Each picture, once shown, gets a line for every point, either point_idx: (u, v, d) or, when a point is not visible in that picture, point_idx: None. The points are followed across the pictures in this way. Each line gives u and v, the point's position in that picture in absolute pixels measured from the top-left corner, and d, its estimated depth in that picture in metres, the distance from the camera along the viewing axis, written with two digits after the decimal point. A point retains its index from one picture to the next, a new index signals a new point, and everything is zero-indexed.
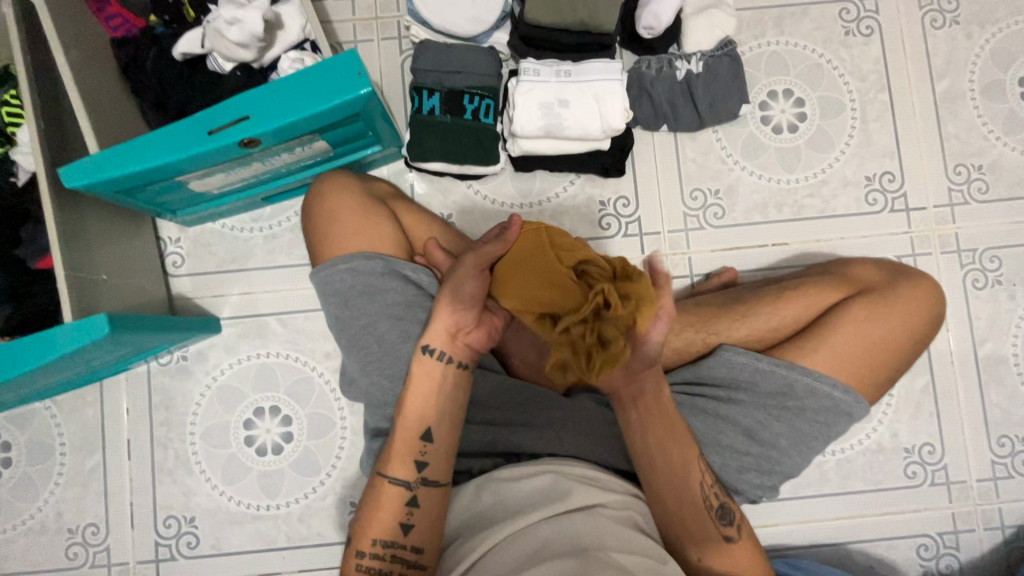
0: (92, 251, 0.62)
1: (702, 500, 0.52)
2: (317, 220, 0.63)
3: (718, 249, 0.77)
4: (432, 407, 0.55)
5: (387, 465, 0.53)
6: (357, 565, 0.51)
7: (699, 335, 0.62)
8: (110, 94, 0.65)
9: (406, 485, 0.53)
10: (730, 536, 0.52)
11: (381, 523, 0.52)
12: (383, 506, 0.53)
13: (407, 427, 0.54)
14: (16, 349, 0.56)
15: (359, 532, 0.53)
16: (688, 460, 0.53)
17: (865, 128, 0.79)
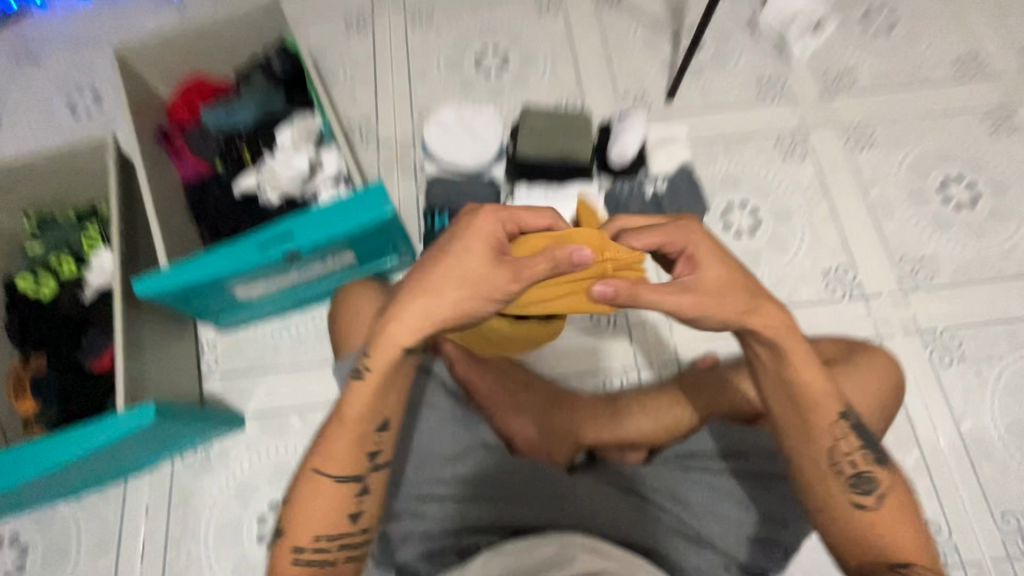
0: (143, 351, 0.71)
1: (830, 466, 0.56)
2: (344, 319, 0.73)
3: (701, 337, 0.85)
4: (385, 400, 0.55)
5: (331, 458, 0.54)
6: (295, 559, 0.53)
7: (685, 411, 0.70)
8: (177, 222, 0.79)
9: (356, 479, 0.54)
10: (864, 505, 0.55)
11: (323, 515, 0.53)
12: (325, 502, 0.54)
13: (357, 419, 0.54)
14: (72, 435, 0.62)
15: (299, 529, 0.53)
16: (824, 418, 0.56)
17: (813, 230, 0.92)
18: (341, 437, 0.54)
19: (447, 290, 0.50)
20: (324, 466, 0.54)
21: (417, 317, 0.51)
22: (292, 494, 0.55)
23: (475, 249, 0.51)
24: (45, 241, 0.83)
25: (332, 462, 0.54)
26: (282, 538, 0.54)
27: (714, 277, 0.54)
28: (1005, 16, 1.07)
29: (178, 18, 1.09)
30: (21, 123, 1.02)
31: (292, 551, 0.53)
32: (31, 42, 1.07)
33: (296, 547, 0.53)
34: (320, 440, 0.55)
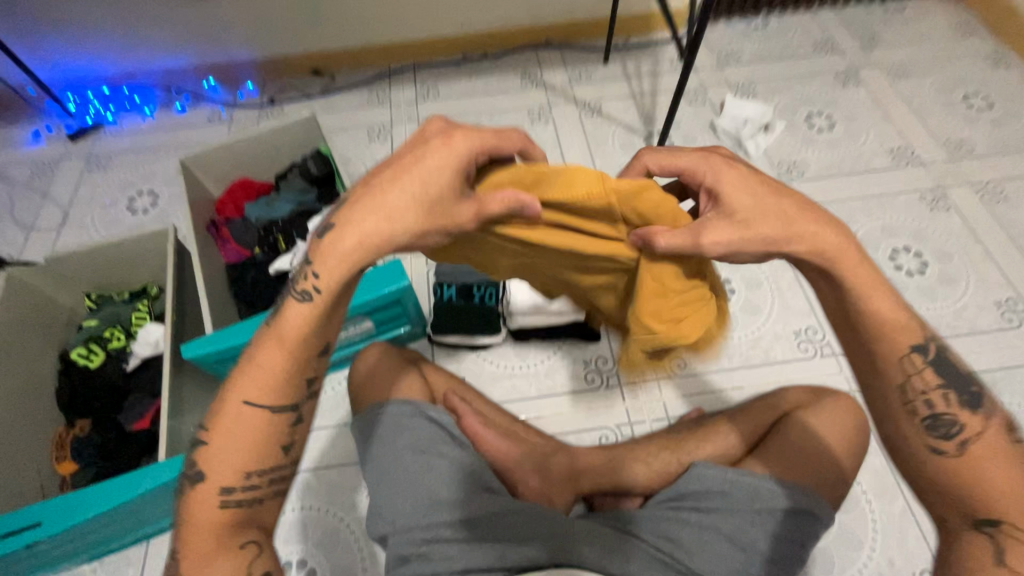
0: (179, 410, 0.78)
1: (901, 406, 0.49)
2: (362, 381, 0.81)
3: (688, 394, 0.93)
4: (324, 326, 0.52)
5: (262, 387, 0.51)
6: (224, 500, 0.51)
7: (674, 456, 0.75)
8: (219, 299, 0.91)
9: (291, 408, 0.52)
10: (945, 451, 0.47)
11: (252, 447, 0.51)
12: (256, 432, 0.51)
13: (291, 342, 0.52)
14: (106, 488, 0.68)
15: (225, 466, 0.51)
16: (893, 351, 0.49)
17: (782, 295, 1.03)
18: (275, 364, 0.51)
19: (393, 207, 0.48)
20: (254, 396, 0.51)
21: (369, 235, 0.49)
22: (212, 423, 0.52)
23: (435, 161, 0.48)
24: (99, 316, 0.94)
25: (264, 393, 0.51)
26: (202, 479, 0.51)
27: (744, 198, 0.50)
28: (928, 116, 1.26)
29: (225, 131, 1.33)
30: (87, 220, 1.19)
31: (219, 492, 0.51)
32: (101, 154, 1.29)
33: (227, 488, 0.51)
34: (250, 369, 0.52)
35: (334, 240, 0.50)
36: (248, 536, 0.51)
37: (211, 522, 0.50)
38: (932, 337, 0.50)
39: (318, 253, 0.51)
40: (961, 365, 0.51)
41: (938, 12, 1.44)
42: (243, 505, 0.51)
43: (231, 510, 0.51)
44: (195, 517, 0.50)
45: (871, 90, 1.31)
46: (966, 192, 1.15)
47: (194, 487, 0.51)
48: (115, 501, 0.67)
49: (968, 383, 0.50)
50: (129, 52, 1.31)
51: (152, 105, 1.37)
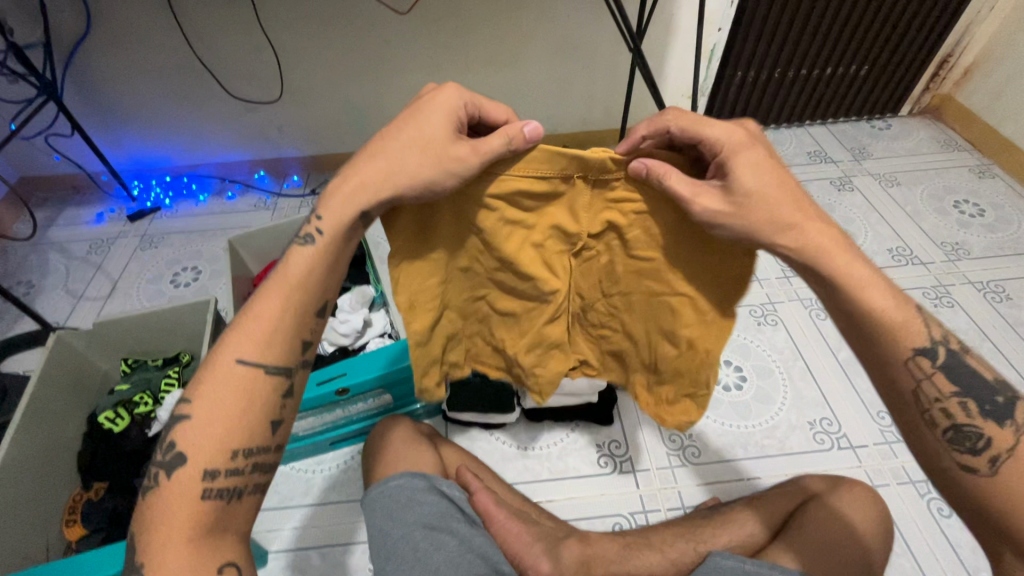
0: None
1: (918, 415, 0.50)
2: (378, 454, 0.83)
3: (705, 482, 0.91)
4: (323, 281, 0.54)
5: (258, 346, 0.51)
6: (205, 489, 0.48)
7: (690, 545, 0.73)
8: None
9: (284, 375, 0.52)
10: (975, 468, 0.47)
11: (242, 418, 0.50)
12: (244, 396, 0.50)
13: (290, 292, 0.53)
14: (108, 554, 0.67)
15: (210, 444, 0.48)
16: (898, 354, 0.51)
17: (794, 385, 1.04)
18: (276, 320, 0.52)
19: (410, 164, 0.50)
20: (249, 354, 0.51)
21: (374, 176, 0.51)
22: (202, 389, 0.50)
23: (433, 110, 0.52)
24: (132, 380, 0.98)
25: (260, 350, 0.51)
26: (184, 461, 0.48)
27: (724, 144, 0.53)
28: (922, 220, 1.34)
29: (269, 216, 1.46)
30: (133, 290, 1.28)
31: (202, 476, 0.48)
32: (155, 233, 1.42)
33: (210, 471, 0.48)
34: (249, 327, 0.52)
35: (347, 188, 0.53)
36: (228, 560, 0.47)
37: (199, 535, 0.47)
38: (943, 341, 0.50)
39: (325, 204, 0.54)
40: (984, 374, 0.50)
41: (922, 129, 1.58)
42: (223, 497, 0.49)
43: (215, 505, 0.48)
44: (173, 511, 0.47)
45: (866, 196, 1.41)
46: (968, 290, 1.19)
47: (175, 470, 0.48)
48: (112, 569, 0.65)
49: (994, 395, 0.49)
50: (194, 147, 1.49)
51: (206, 192, 1.52)
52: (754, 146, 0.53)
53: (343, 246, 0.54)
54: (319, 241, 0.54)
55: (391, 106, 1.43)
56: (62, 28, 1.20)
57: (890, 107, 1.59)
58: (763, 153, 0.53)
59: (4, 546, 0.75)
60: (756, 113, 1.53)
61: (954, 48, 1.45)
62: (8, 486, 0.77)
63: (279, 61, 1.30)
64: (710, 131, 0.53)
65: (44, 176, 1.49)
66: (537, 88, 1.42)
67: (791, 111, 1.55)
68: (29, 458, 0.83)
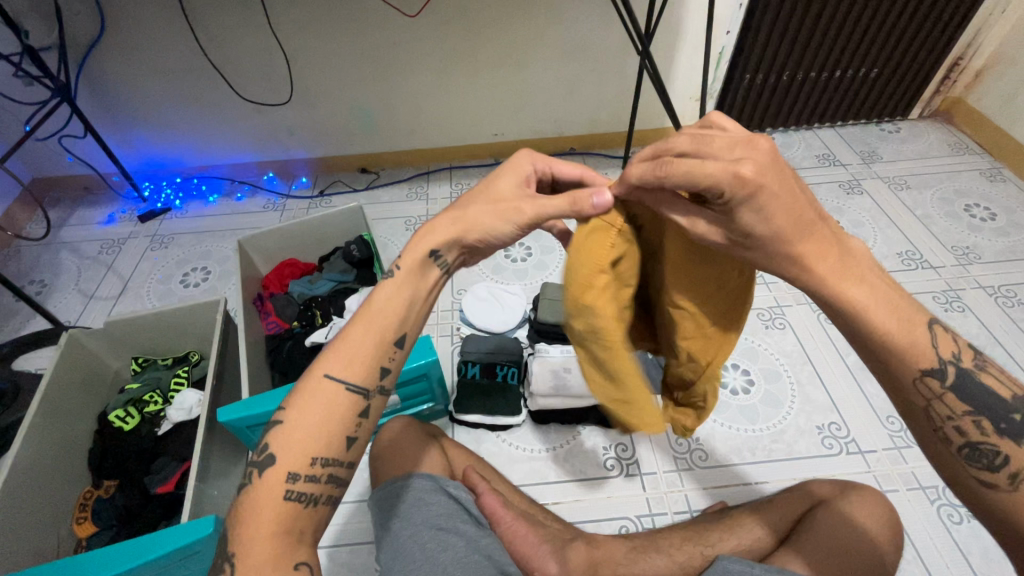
0: (211, 465, 0.83)
1: (932, 431, 0.47)
2: (385, 453, 0.83)
3: (712, 486, 0.91)
4: (404, 312, 0.54)
5: (345, 361, 0.51)
6: (287, 490, 0.47)
7: (697, 548, 0.73)
8: (256, 368, 0.97)
9: (363, 395, 0.51)
10: (994, 483, 0.45)
11: (323, 431, 0.49)
12: (328, 413, 0.49)
13: (373, 320, 0.52)
14: (130, 546, 0.68)
15: (293, 448, 0.47)
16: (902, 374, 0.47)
17: (802, 389, 1.03)
18: (361, 342, 0.51)
19: (483, 216, 0.56)
20: (336, 370, 0.50)
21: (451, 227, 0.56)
22: (293, 398, 0.50)
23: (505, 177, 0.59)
24: (141, 379, 0.99)
25: (346, 366, 0.50)
26: (273, 462, 0.47)
27: (722, 187, 0.43)
28: (932, 224, 1.33)
29: (278, 217, 1.47)
30: (143, 291, 1.29)
31: (285, 479, 0.47)
32: (165, 233, 1.43)
33: (291, 474, 0.47)
34: (340, 344, 0.52)
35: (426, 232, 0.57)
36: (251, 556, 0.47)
37: (251, 532, 0.46)
38: (955, 359, 0.46)
39: (410, 243, 0.56)
40: (1000, 392, 0.46)
41: (932, 132, 1.57)
42: (303, 502, 0.48)
43: (233, 501, 0.49)
44: (257, 505, 0.47)
45: (875, 199, 1.40)
46: (979, 295, 1.18)
47: (265, 469, 0.47)
48: (131, 562, 0.66)
49: (1009, 411, 0.45)
50: (204, 149, 1.50)
51: (216, 193, 1.53)
52: (765, 181, 0.43)
53: (419, 285, 0.55)
54: (403, 281, 0.54)
55: (400, 108, 1.44)
56: (76, 31, 1.22)
57: (899, 111, 1.59)
58: (776, 182, 0.43)
59: (16, 541, 0.76)
60: (765, 114, 1.53)
61: (965, 51, 1.44)
62: (19, 482, 0.78)
63: (289, 62, 1.31)
64: (708, 173, 0.43)
65: (56, 177, 1.51)
66: (546, 92, 1.43)
67: (800, 115, 1.55)
68: (41, 453, 0.83)
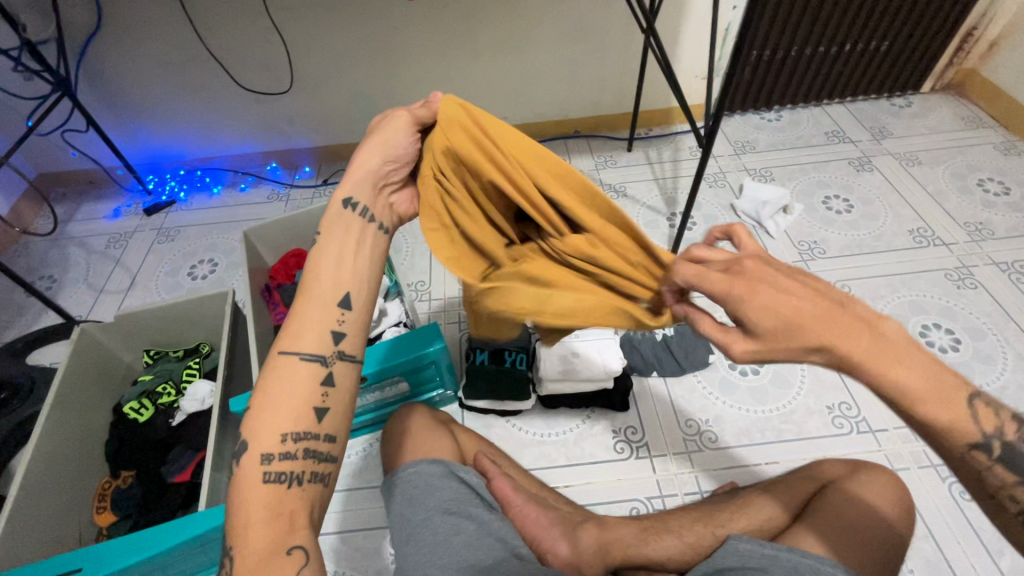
0: (225, 454, 0.84)
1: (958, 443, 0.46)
2: (395, 440, 0.84)
3: (722, 467, 0.91)
4: (340, 274, 0.53)
5: (298, 336, 0.50)
6: (265, 471, 0.47)
7: (708, 528, 0.73)
8: (266, 358, 0.98)
9: (320, 362, 0.50)
10: None
11: (291, 410, 0.48)
12: (294, 390, 0.48)
13: (312, 291, 0.52)
14: (150, 535, 0.69)
15: (268, 429, 0.47)
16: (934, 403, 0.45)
17: (812, 369, 1.03)
18: (307, 315, 0.51)
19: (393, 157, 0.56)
20: (291, 348, 0.50)
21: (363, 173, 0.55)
22: (259, 386, 0.49)
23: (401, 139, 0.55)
24: (154, 371, 1.00)
25: (296, 341, 0.50)
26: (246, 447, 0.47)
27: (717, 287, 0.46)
28: (944, 199, 1.31)
29: (282, 207, 1.47)
30: (151, 283, 1.30)
31: (261, 461, 0.47)
32: (171, 226, 1.44)
33: (267, 454, 0.47)
34: (290, 320, 0.52)
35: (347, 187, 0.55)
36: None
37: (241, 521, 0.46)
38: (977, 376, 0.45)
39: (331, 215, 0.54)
40: None
41: (945, 106, 1.54)
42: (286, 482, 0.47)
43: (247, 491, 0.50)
44: (248, 493, 0.46)
45: (885, 175, 1.38)
46: (992, 271, 1.16)
47: (241, 458, 0.47)
48: (152, 550, 0.68)
49: None
50: (206, 140, 1.50)
51: (220, 185, 1.53)
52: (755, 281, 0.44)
53: (346, 240, 0.54)
54: (335, 241, 0.54)
55: (402, 94, 1.42)
56: (74, 23, 1.21)
57: (910, 85, 1.55)
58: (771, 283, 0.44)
59: (39, 531, 0.78)
60: (773, 92, 1.50)
61: (979, 20, 1.40)
62: (38, 474, 0.80)
63: (288, 51, 1.29)
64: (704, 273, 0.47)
65: (61, 172, 1.51)
66: (549, 75, 1.41)
67: (808, 91, 1.52)
68: (58, 446, 0.85)
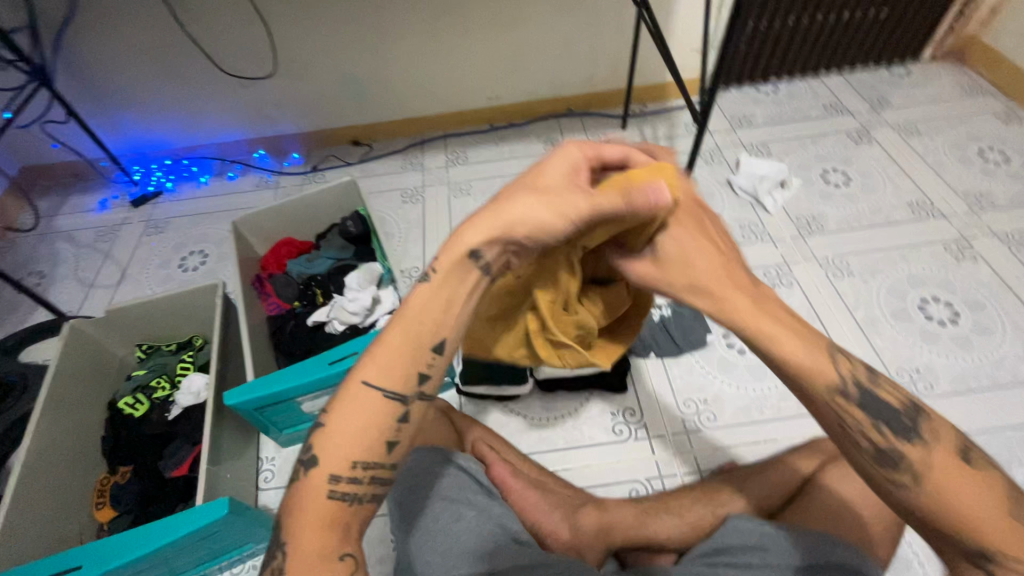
0: (222, 448, 0.84)
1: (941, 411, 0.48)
2: None
3: (721, 446, 0.91)
4: (444, 317, 0.46)
5: (386, 367, 0.45)
6: (331, 489, 0.45)
7: (708, 508, 0.74)
8: (260, 350, 0.97)
9: (400, 401, 0.45)
10: None
11: (364, 437, 0.45)
12: (371, 422, 0.45)
13: (410, 325, 0.46)
14: (151, 530, 0.69)
15: (336, 452, 0.45)
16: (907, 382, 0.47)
17: None
18: (396, 348, 0.46)
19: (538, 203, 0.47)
20: (373, 378, 0.45)
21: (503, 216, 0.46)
22: (334, 400, 0.47)
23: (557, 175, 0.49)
24: (148, 365, 0.99)
25: (384, 373, 0.45)
26: (315, 462, 0.45)
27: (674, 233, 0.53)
28: (944, 170, 1.29)
29: (272, 195, 1.44)
30: (142, 277, 1.28)
31: (327, 479, 0.45)
32: (160, 218, 1.41)
33: (334, 476, 0.44)
34: (380, 340, 0.47)
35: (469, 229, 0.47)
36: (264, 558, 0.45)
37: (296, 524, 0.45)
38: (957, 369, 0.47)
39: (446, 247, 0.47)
40: None
41: (945, 74, 1.50)
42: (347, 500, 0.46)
43: None
44: (307, 503, 0.45)
45: (885, 147, 1.35)
46: (992, 242, 1.15)
47: (308, 469, 0.45)
48: (153, 545, 0.67)
49: None
50: (191, 128, 1.46)
51: (208, 174, 1.50)
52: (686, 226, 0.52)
53: (459, 288, 0.47)
54: (448, 289, 0.46)
55: (390, 75, 1.38)
56: (48, 10, 1.17)
57: (910, 53, 1.51)
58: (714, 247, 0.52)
59: (39, 529, 0.78)
60: (770, 63, 1.46)
61: None
62: (35, 473, 0.79)
63: (270, 34, 1.26)
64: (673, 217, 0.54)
65: (44, 165, 1.48)
66: (540, 51, 1.37)
67: (806, 62, 1.49)
68: (54, 444, 0.84)
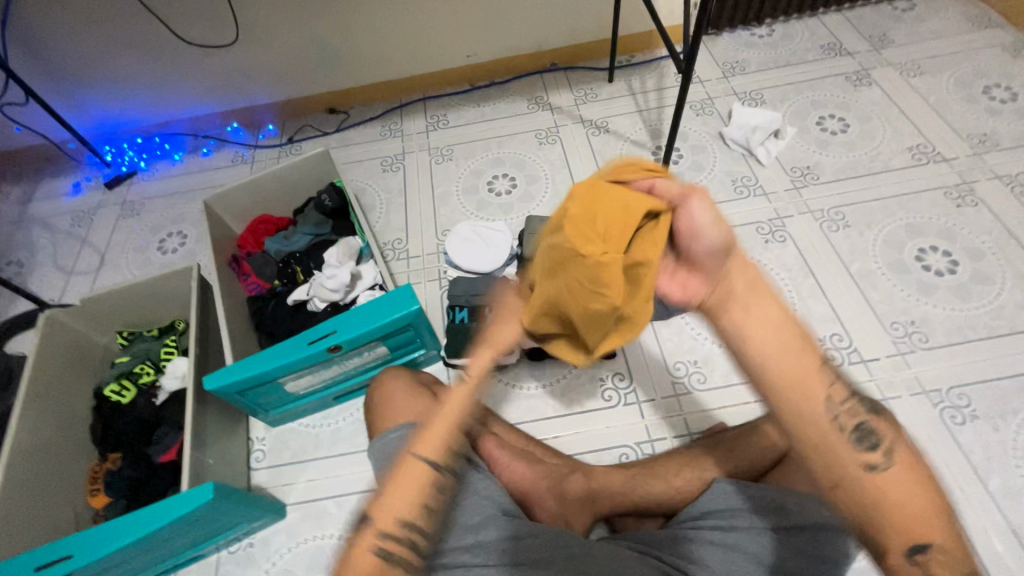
0: (207, 432, 0.83)
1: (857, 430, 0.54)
2: (378, 406, 0.82)
3: (711, 407, 0.91)
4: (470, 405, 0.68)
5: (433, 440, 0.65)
6: (379, 546, 0.59)
7: (695, 473, 0.73)
8: (241, 332, 0.95)
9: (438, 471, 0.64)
10: None
11: (412, 499, 0.62)
12: (419, 489, 0.63)
13: (450, 412, 0.67)
14: (135, 517, 0.69)
15: (390, 513, 0.61)
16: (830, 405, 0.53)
17: (802, 303, 1.00)
18: (439, 430, 0.65)
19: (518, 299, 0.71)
20: (421, 456, 0.64)
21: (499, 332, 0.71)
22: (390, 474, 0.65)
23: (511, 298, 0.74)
24: (130, 352, 0.98)
25: (428, 452, 0.64)
26: (370, 522, 0.61)
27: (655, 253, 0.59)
28: (947, 111, 1.22)
29: (248, 170, 1.39)
30: (122, 261, 1.26)
31: (378, 536, 0.60)
32: (135, 199, 1.37)
33: (384, 531, 0.60)
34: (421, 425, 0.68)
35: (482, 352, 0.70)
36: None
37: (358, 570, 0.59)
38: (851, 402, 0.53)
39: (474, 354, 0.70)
40: None
41: (951, 6, 1.41)
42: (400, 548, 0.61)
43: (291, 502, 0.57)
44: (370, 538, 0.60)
45: (885, 89, 1.28)
46: (994, 187, 1.10)
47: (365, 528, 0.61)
48: (139, 533, 0.68)
49: None
50: (158, 103, 1.40)
51: (181, 151, 1.45)
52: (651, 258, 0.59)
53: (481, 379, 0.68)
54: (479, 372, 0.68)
55: (361, 37, 1.31)
56: None
57: None
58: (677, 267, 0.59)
59: (33, 519, 0.79)
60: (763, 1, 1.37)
61: None
62: (22, 465, 0.80)
63: None
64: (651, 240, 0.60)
65: (11, 149, 1.43)
66: (518, 3, 1.29)
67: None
68: (41, 435, 0.85)
